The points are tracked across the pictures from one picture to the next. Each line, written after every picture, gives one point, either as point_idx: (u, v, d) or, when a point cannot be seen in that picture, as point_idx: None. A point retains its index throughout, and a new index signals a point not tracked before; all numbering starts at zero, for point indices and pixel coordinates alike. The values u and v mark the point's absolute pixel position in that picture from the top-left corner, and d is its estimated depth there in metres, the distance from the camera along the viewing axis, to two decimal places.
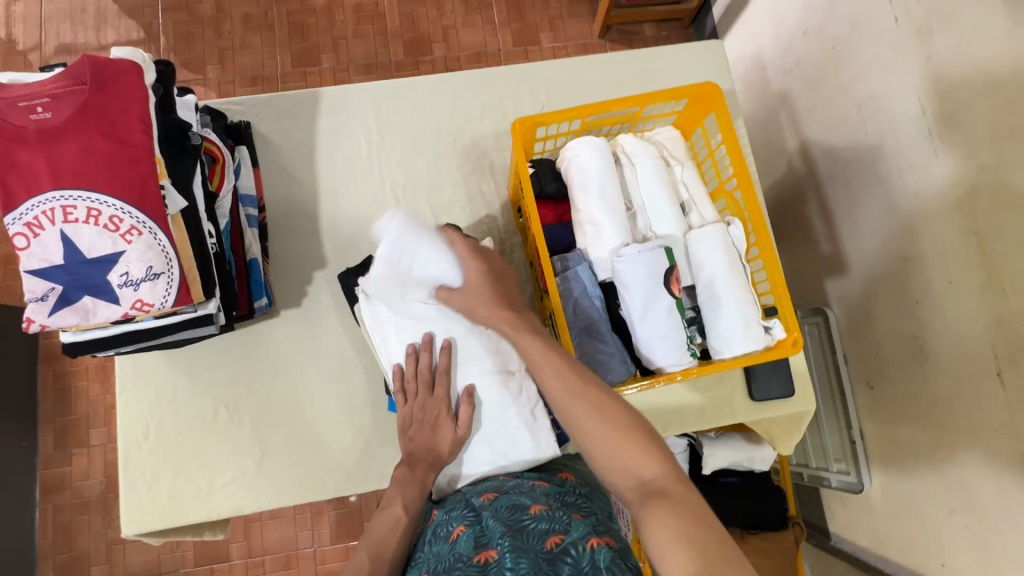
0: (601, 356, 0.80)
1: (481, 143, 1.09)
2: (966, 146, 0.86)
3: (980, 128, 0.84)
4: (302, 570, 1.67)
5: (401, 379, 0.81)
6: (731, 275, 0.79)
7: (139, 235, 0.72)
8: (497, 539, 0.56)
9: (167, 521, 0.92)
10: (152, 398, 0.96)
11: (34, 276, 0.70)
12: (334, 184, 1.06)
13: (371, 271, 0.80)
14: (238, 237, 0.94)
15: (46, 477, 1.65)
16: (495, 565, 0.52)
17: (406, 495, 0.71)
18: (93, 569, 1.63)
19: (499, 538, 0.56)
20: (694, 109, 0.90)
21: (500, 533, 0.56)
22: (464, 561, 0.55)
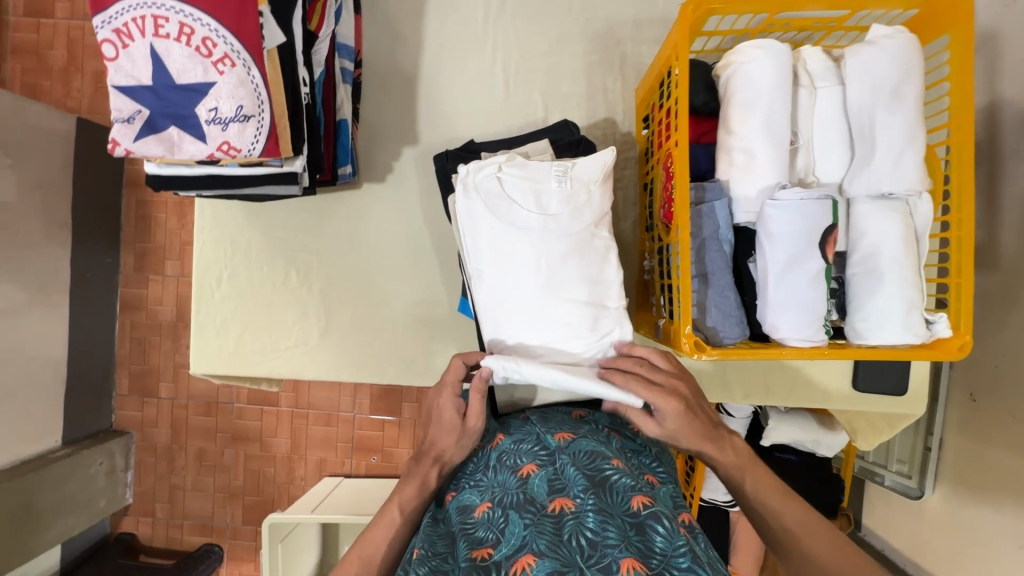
0: (715, 311, 0.68)
1: (616, 28, 0.91)
2: None
3: None
4: (340, 430, 1.79)
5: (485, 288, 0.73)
6: (903, 251, 0.65)
7: (232, 66, 0.64)
8: (577, 490, 0.51)
9: (233, 368, 0.94)
10: (229, 247, 0.93)
11: (120, 94, 0.64)
12: (440, 49, 0.92)
13: (485, 165, 0.74)
14: (330, 90, 0.84)
15: (125, 295, 1.78)
16: (574, 518, 0.49)
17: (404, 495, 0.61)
18: (162, 384, 1.81)
19: (578, 489, 0.51)
20: (921, 24, 0.68)
21: (579, 482, 0.52)
22: (536, 506, 0.51)
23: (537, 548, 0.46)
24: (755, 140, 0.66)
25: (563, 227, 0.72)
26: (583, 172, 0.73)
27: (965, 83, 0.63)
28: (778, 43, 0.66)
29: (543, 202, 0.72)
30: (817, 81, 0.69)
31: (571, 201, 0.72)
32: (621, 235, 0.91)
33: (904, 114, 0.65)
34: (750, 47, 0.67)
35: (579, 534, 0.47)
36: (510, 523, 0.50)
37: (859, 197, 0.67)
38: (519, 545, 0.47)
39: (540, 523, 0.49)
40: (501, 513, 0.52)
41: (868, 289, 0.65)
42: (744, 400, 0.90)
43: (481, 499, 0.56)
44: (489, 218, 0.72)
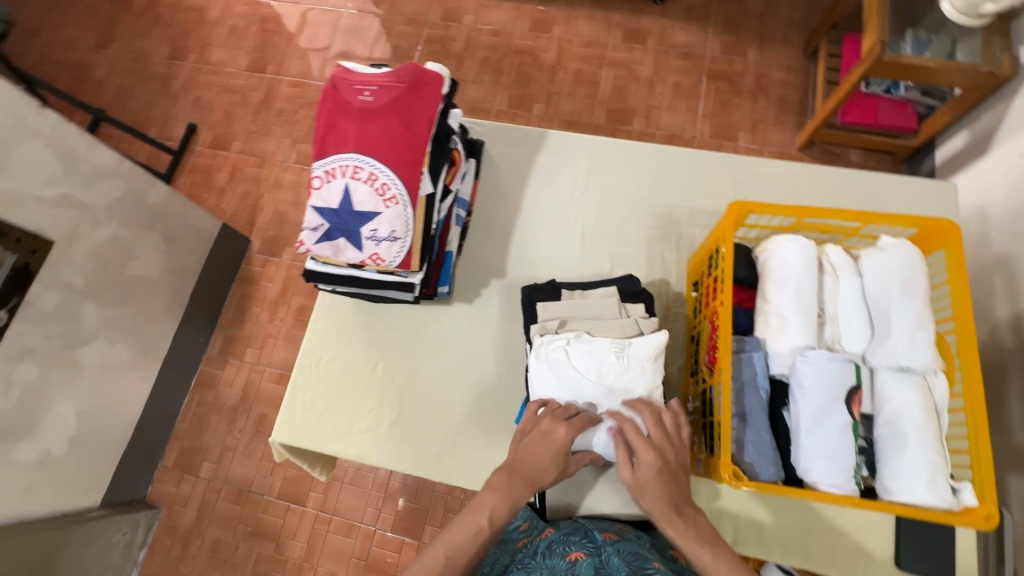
0: (752, 448, 0.77)
1: (675, 213, 1.15)
2: None
3: None
4: (358, 544, 1.75)
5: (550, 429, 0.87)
6: (925, 420, 0.74)
7: (395, 203, 0.89)
8: None
9: (307, 442, 1.05)
10: (333, 336, 1.12)
11: (315, 212, 0.90)
12: (534, 210, 1.19)
13: (554, 340, 0.89)
14: (447, 230, 1.09)
15: (204, 372, 1.98)
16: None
17: (495, 507, 0.76)
18: (205, 463, 1.89)
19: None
20: (922, 240, 0.86)
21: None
22: None
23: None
24: (786, 310, 0.81)
25: (617, 395, 0.86)
26: (639, 348, 0.86)
27: (961, 288, 0.79)
28: (805, 240, 0.85)
29: (603, 373, 0.87)
30: (840, 271, 0.85)
31: (627, 376, 0.86)
32: (668, 377, 1.04)
33: (913, 305, 0.79)
34: (782, 239, 0.86)
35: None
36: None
37: (881, 368, 0.79)
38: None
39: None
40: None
41: (893, 449, 0.74)
42: (783, 560, 0.91)
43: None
44: (556, 380, 0.88)
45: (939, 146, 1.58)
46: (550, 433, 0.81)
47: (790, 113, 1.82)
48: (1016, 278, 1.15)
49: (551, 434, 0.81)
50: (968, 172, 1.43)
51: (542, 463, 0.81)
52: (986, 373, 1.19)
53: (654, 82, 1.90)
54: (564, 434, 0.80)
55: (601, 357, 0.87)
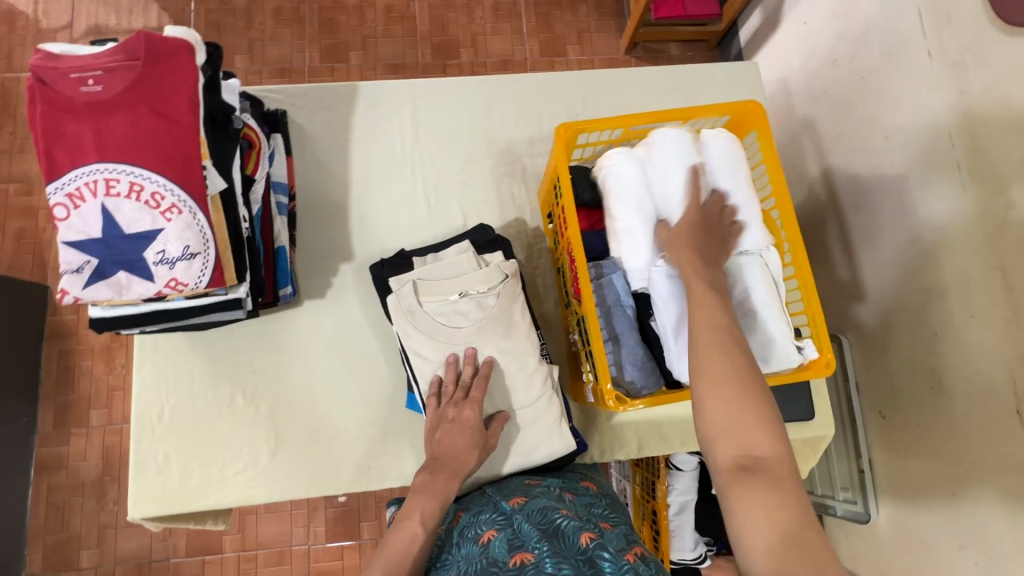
0: (630, 366, 0.79)
1: (514, 147, 1.09)
2: (988, 186, 0.91)
3: (1006, 167, 0.88)
4: (295, 567, 1.55)
5: (438, 388, 0.82)
6: (767, 292, 0.80)
7: (178, 213, 0.72)
8: (533, 543, 0.57)
9: (177, 506, 0.90)
10: (170, 381, 0.95)
11: (71, 248, 0.70)
12: (366, 178, 1.06)
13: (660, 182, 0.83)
14: (268, 223, 0.92)
15: (43, 455, 1.53)
16: (534, 567, 0.54)
17: (425, 509, 0.67)
18: (84, 552, 1.50)
19: (534, 541, 0.57)
20: (736, 125, 0.90)
21: (534, 535, 0.58)
22: (500, 565, 0.56)
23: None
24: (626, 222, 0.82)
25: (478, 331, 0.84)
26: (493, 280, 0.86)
27: (774, 164, 0.84)
28: (632, 151, 0.85)
29: (463, 313, 0.84)
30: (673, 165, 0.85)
31: (484, 306, 0.85)
32: (545, 315, 1.02)
33: (738, 189, 0.83)
34: (613, 154, 0.85)
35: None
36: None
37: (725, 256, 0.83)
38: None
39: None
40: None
41: (747, 327, 0.79)
42: (683, 448, 1.00)
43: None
44: (416, 329, 0.84)
45: (741, 27, 1.67)
46: (459, 418, 0.78)
47: (610, 17, 1.81)
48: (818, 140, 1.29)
49: (458, 418, 0.78)
50: (768, 48, 1.53)
51: (461, 449, 0.76)
52: (811, 228, 1.36)
53: (472, 7, 1.77)
54: (473, 413, 0.78)
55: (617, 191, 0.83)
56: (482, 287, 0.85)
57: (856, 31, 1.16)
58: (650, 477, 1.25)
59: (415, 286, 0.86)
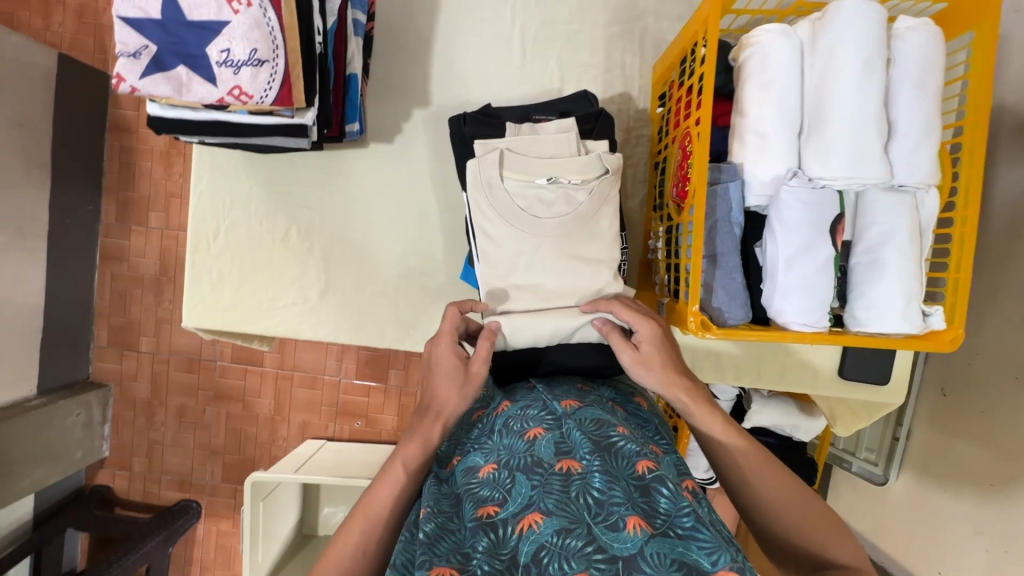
0: (722, 293, 0.70)
1: (638, 1, 0.89)
2: None
3: None
4: (325, 393, 1.66)
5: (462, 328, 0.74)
6: (908, 243, 0.66)
7: (247, 6, 0.62)
8: (583, 453, 0.54)
9: (227, 324, 0.92)
10: (227, 200, 0.91)
11: (126, 27, 0.61)
12: (456, 9, 0.89)
13: (830, 76, 0.64)
14: (342, 42, 0.79)
15: (107, 244, 1.59)
16: (581, 478, 0.52)
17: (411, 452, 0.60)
18: (143, 338, 1.63)
19: (584, 452, 0.54)
20: (946, 19, 0.68)
21: (585, 446, 0.55)
22: (544, 466, 0.54)
23: (545, 506, 0.50)
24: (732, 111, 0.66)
25: (556, 225, 0.75)
26: (588, 172, 0.75)
27: (981, 83, 0.65)
28: (796, 31, 0.67)
29: (544, 202, 0.75)
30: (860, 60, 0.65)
31: (570, 198, 0.75)
32: (628, 213, 0.91)
33: (921, 106, 0.65)
34: (770, 29, 0.67)
35: (585, 493, 0.50)
36: (517, 484, 0.53)
37: (870, 190, 0.68)
38: (525, 504, 0.50)
39: (548, 483, 0.52)
40: (507, 473, 0.54)
41: (869, 276, 0.67)
42: (735, 381, 0.94)
43: (485, 460, 0.58)
44: (490, 206, 0.75)
45: None
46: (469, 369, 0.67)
47: None
48: (998, 59, 1.01)
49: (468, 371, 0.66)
50: None
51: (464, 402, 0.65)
52: None
53: None
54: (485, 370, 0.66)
55: (770, 85, 0.67)
56: (575, 178, 0.75)
57: None
58: None
59: (500, 156, 0.75)
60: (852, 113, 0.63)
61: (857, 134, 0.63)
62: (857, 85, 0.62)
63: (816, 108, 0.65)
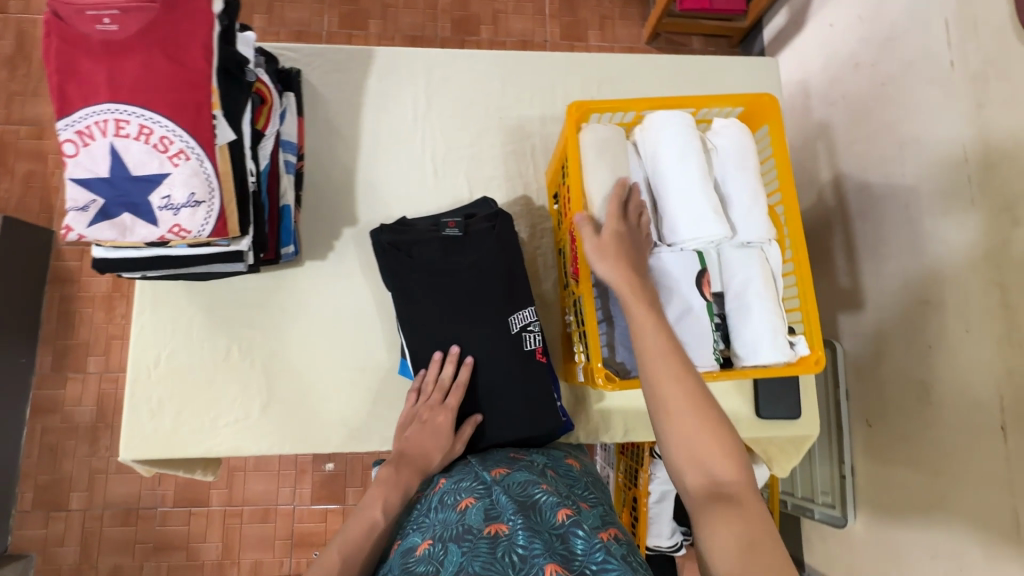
0: (623, 350, 0.80)
1: (526, 125, 1.09)
2: (992, 205, 0.91)
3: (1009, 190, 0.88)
4: (279, 525, 1.57)
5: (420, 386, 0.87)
6: (764, 286, 0.80)
7: (186, 160, 0.73)
8: (509, 515, 0.58)
9: (166, 451, 0.92)
10: (168, 328, 0.96)
11: (76, 185, 0.71)
12: (376, 145, 1.06)
13: (677, 167, 0.80)
14: (274, 179, 0.92)
15: (39, 397, 1.55)
16: (507, 538, 0.55)
17: (386, 500, 0.71)
18: (73, 494, 1.52)
19: (510, 512, 0.58)
20: (750, 117, 0.90)
21: (511, 507, 0.59)
22: (474, 532, 0.57)
23: (472, 570, 0.53)
24: (586, 172, 0.81)
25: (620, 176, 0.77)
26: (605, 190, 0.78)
27: (784, 159, 0.84)
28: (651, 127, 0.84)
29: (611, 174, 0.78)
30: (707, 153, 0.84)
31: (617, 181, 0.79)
32: (543, 294, 1.03)
33: (745, 181, 0.82)
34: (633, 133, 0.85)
35: (511, 551, 0.53)
36: (450, 553, 0.56)
37: (725, 248, 0.83)
38: (456, 569, 0.53)
39: (476, 547, 0.55)
40: (440, 546, 0.58)
41: (740, 320, 0.80)
42: None
43: (422, 538, 0.61)
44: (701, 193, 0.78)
45: (765, 26, 1.62)
46: (431, 420, 0.82)
47: (634, 5, 1.75)
48: None
49: (431, 421, 0.82)
50: (790, 48, 1.49)
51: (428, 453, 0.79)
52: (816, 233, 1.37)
53: None
54: (445, 419, 0.82)
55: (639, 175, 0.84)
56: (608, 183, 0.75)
57: (881, 37, 1.14)
58: (633, 466, 1.25)
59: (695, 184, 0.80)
60: (694, 195, 0.78)
61: (702, 210, 0.78)
62: (697, 173, 0.79)
63: (655, 191, 0.82)
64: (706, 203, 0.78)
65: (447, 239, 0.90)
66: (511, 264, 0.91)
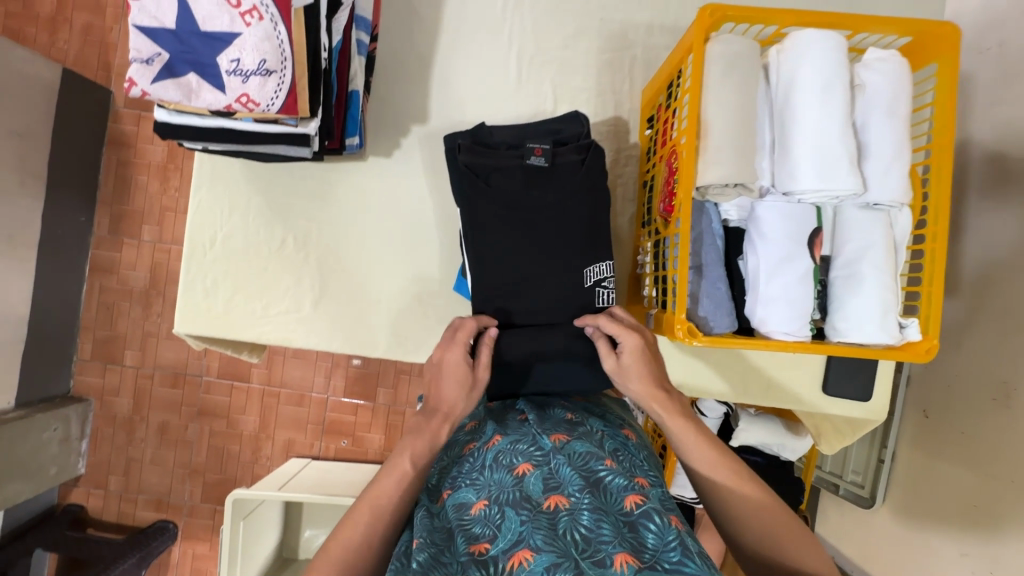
0: (706, 303, 0.72)
1: (628, 31, 0.95)
2: None
3: None
4: (312, 411, 1.64)
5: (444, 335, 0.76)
6: (885, 257, 0.70)
7: (259, 19, 0.65)
8: (572, 489, 0.56)
9: (219, 331, 0.93)
10: (225, 207, 0.92)
11: (140, 34, 0.64)
12: (457, 33, 0.94)
13: (819, 102, 0.67)
14: (346, 60, 0.82)
15: (97, 257, 1.59)
16: (569, 513, 0.53)
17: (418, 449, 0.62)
18: (128, 352, 1.61)
19: (574, 488, 0.55)
20: (912, 52, 0.74)
21: (575, 482, 0.56)
22: (532, 503, 0.55)
23: (535, 543, 0.50)
24: (706, 90, 0.68)
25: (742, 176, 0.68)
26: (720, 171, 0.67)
27: (947, 109, 0.69)
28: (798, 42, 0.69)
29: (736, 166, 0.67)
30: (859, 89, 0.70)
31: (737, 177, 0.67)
32: (617, 230, 0.95)
33: (892, 130, 0.69)
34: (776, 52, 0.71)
35: (573, 530, 0.51)
36: (507, 519, 0.53)
37: (847, 207, 0.72)
38: (515, 540, 0.51)
39: (536, 519, 0.53)
40: (497, 509, 0.55)
41: (847, 290, 0.70)
42: (722, 396, 0.96)
43: (477, 496, 0.58)
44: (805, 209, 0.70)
45: None
46: (441, 362, 0.70)
47: None
48: (966, 97, 1.08)
49: (442, 362, 0.70)
50: None
51: (448, 397, 0.67)
52: None
53: None
54: (456, 355, 0.69)
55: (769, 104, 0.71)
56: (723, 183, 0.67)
57: None
58: None
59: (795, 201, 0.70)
60: (825, 140, 0.66)
61: (830, 160, 0.66)
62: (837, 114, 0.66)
63: (781, 126, 0.69)
64: (837, 152, 0.66)
65: (530, 169, 0.81)
66: (596, 193, 0.83)
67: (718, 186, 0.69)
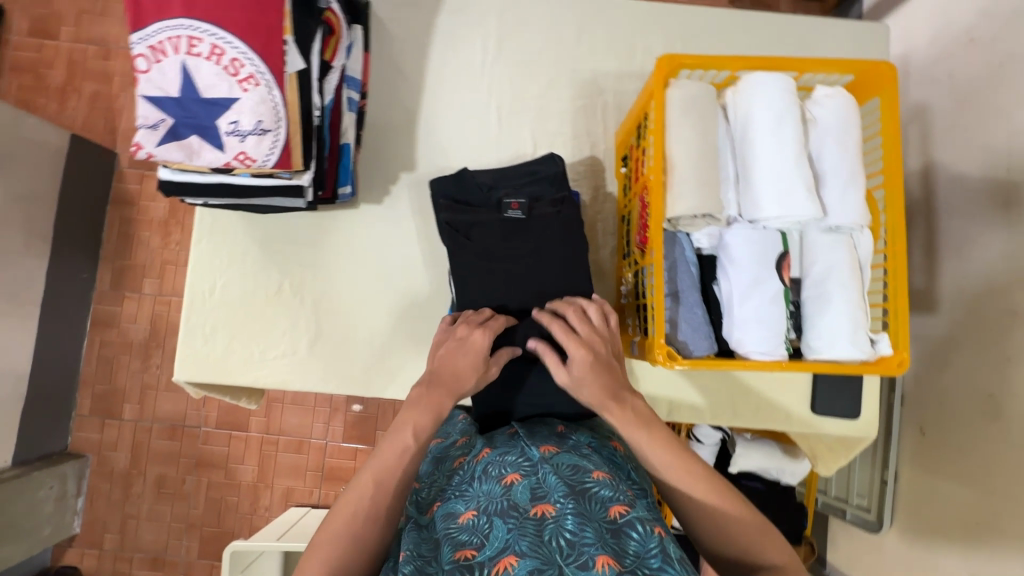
0: (685, 327, 0.76)
1: (599, 79, 1.02)
2: None
3: None
4: (311, 458, 1.63)
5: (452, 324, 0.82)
6: (850, 275, 0.73)
7: (255, 86, 0.71)
8: (557, 497, 0.57)
9: (216, 376, 0.95)
10: (224, 257, 0.97)
11: (148, 103, 0.70)
12: (440, 88, 1.01)
13: (773, 134, 0.72)
14: (337, 116, 0.88)
15: (98, 312, 1.62)
16: (554, 521, 0.54)
17: (418, 423, 0.66)
18: (126, 405, 1.62)
19: (558, 495, 0.56)
20: (857, 87, 0.80)
21: (560, 489, 0.57)
22: (520, 511, 0.56)
23: (520, 549, 0.51)
24: (670, 127, 0.74)
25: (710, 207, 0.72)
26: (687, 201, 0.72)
27: (893, 137, 0.75)
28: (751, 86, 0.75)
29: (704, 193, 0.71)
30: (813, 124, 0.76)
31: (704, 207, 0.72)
32: (599, 263, 0.99)
33: (845, 157, 0.74)
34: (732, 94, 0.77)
35: (558, 535, 0.52)
36: (495, 528, 0.55)
37: (811, 230, 0.76)
38: (501, 547, 0.52)
39: (523, 525, 0.54)
40: (485, 518, 0.56)
41: (817, 308, 0.74)
42: (713, 421, 0.98)
43: (466, 506, 0.59)
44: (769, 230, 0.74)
45: None
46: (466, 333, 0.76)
47: None
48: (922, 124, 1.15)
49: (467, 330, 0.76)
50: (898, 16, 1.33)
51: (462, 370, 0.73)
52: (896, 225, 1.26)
53: None
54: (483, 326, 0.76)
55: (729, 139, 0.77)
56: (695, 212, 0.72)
57: None
58: None
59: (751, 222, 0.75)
60: (784, 169, 0.71)
61: (790, 186, 0.70)
62: (792, 145, 0.71)
63: (742, 158, 0.74)
64: (796, 178, 0.70)
65: (508, 223, 0.85)
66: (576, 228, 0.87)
67: (688, 215, 0.73)
